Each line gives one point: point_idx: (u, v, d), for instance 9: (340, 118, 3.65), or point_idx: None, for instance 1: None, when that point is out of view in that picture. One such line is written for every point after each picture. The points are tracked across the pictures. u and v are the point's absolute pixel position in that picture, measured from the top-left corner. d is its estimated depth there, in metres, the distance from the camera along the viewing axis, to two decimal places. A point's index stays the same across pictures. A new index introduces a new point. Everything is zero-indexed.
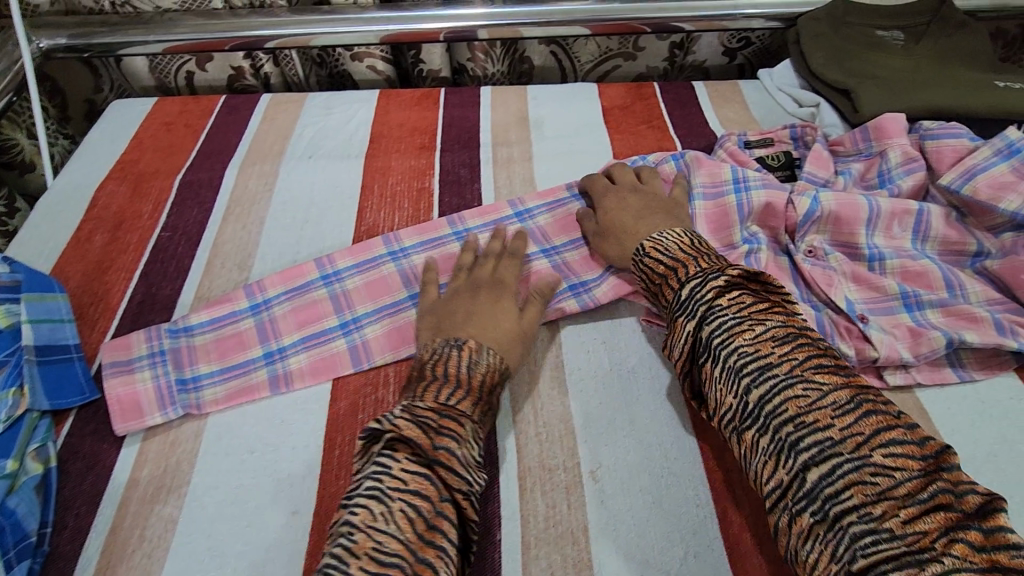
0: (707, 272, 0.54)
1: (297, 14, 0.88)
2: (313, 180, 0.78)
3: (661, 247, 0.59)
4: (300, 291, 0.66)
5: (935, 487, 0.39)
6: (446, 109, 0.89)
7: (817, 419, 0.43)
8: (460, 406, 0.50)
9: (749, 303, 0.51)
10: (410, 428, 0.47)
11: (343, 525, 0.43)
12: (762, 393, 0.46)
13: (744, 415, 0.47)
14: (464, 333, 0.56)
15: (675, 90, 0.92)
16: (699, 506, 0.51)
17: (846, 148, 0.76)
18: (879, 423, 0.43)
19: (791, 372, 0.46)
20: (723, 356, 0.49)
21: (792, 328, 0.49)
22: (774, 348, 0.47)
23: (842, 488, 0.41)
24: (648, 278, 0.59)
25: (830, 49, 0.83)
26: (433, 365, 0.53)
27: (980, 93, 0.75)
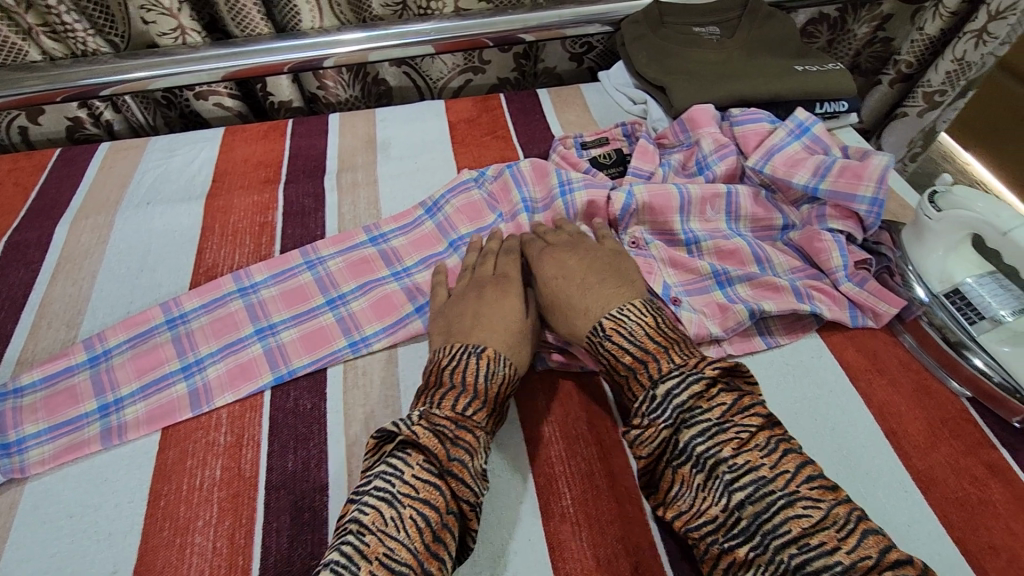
0: (684, 367, 0.48)
1: (127, 60, 0.86)
2: (151, 227, 0.77)
3: (622, 329, 0.52)
4: (144, 337, 0.64)
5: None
6: (293, 140, 0.89)
7: (822, 541, 0.38)
8: (475, 417, 0.50)
9: (730, 404, 0.46)
10: (428, 435, 0.47)
11: (352, 520, 0.43)
12: (758, 510, 0.41)
13: (734, 530, 0.42)
14: (478, 339, 0.56)
15: (520, 99, 0.95)
16: (521, 503, 0.52)
17: (670, 141, 0.81)
18: (879, 540, 0.38)
19: (786, 487, 0.41)
20: (710, 466, 0.44)
21: (772, 432, 0.45)
22: (765, 458, 0.43)
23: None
24: (611, 366, 0.52)
25: (651, 50, 0.88)
26: (449, 371, 0.53)
27: (780, 79, 0.82)
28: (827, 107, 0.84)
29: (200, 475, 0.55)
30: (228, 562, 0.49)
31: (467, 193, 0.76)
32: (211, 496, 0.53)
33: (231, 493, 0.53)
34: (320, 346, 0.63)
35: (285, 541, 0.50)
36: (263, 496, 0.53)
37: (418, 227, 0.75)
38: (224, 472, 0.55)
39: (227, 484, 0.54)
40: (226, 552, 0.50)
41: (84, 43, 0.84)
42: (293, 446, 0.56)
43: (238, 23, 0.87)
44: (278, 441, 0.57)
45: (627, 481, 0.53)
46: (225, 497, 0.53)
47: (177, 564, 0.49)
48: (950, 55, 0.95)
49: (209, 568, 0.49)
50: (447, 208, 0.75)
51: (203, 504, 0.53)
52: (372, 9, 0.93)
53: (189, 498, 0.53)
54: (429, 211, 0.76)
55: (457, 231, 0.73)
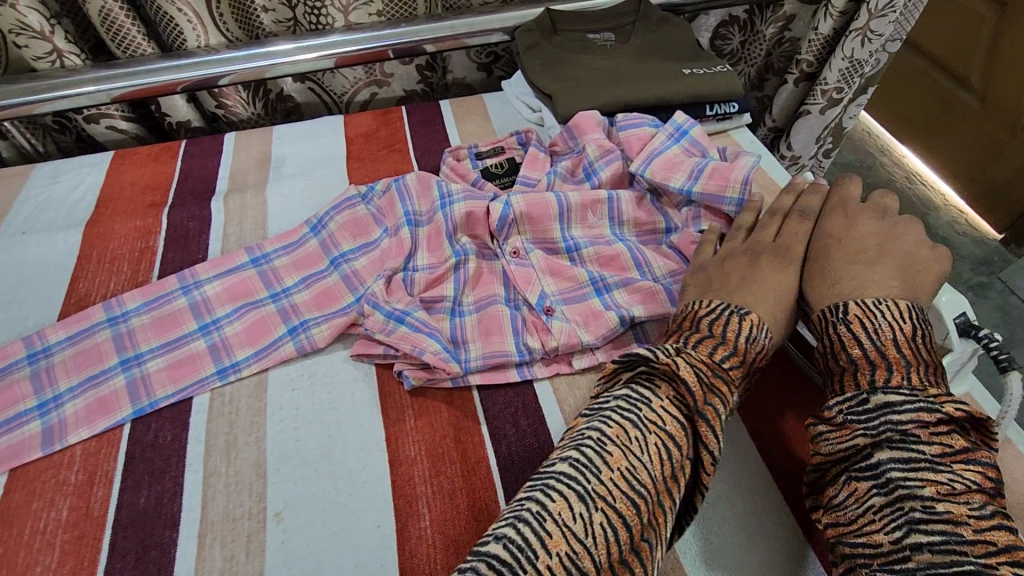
0: (920, 391, 0.43)
1: (3, 86, 0.83)
2: (23, 258, 0.74)
3: (873, 319, 0.48)
4: (2, 373, 0.62)
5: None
6: (185, 161, 0.87)
7: None
8: (731, 374, 0.48)
9: (957, 449, 0.40)
10: (687, 370, 0.46)
11: (596, 428, 0.44)
12: (935, 561, 0.37)
13: (894, 563, 0.38)
14: (741, 302, 0.54)
15: (421, 110, 0.95)
16: (378, 527, 0.51)
17: (561, 148, 0.80)
18: None
19: (982, 558, 0.36)
20: (898, 494, 0.40)
21: (991, 501, 0.39)
22: (971, 518, 0.38)
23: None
24: (836, 346, 0.49)
25: (545, 58, 0.88)
26: (710, 321, 0.51)
27: (666, 83, 0.82)
28: (718, 108, 0.86)
29: (45, 517, 0.52)
30: None
31: (352, 210, 0.75)
32: (54, 539, 0.51)
33: (75, 535, 0.51)
34: (188, 375, 0.61)
35: None
36: (109, 536, 0.51)
37: (301, 246, 0.73)
38: (70, 513, 0.52)
39: (72, 526, 0.52)
40: None
41: None
42: (147, 481, 0.54)
43: (119, 45, 0.85)
44: (132, 476, 0.55)
45: (490, 499, 0.52)
46: (69, 539, 0.51)
47: None
48: (840, 54, 0.97)
49: None
50: (332, 226, 0.74)
51: (44, 548, 0.50)
52: (263, 26, 0.92)
53: (30, 542, 0.51)
54: (314, 229, 0.75)
55: (339, 249, 0.72)
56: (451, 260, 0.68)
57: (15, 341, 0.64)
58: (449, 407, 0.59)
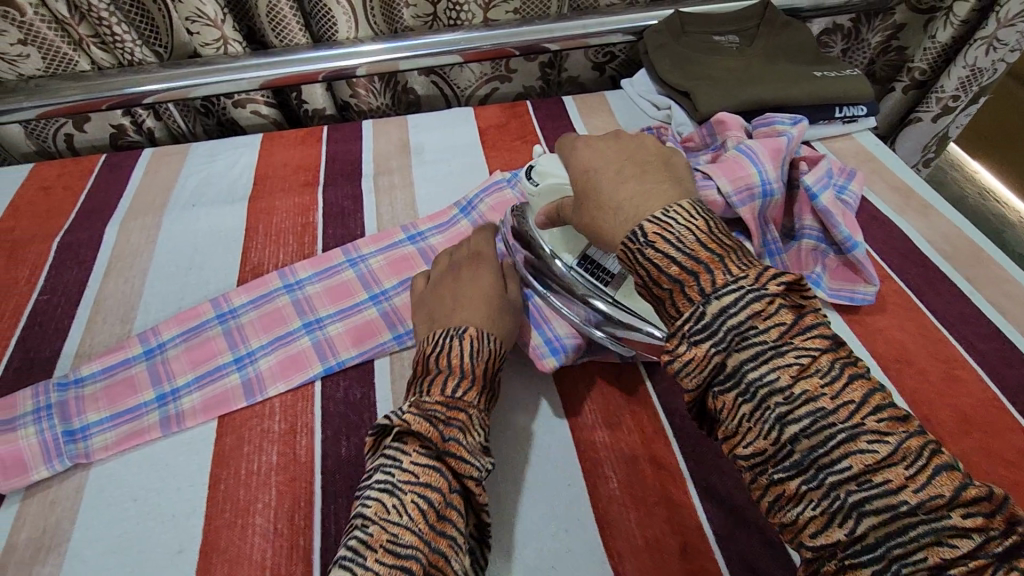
0: (741, 281, 0.40)
1: (170, 69, 0.89)
2: (196, 227, 0.80)
3: (669, 234, 0.43)
4: (196, 330, 0.67)
5: (1014, 542, 0.31)
6: (330, 145, 0.92)
7: (888, 479, 0.33)
8: (466, 397, 0.51)
9: (791, 324, 0.38)
10: (420, 422, 0.47)
11: (357, 517, 0.43)
12: (813, 445, 0.35)
13: (786, 464, 0.36)
14: (458, 322, 0.57)
15: (547, 105, 0.98)
16: (570, 486, 0.54)
17: (696, 143, 0.83)
18: (954, 477, 0.33)
19: (851, 419, 0.35)
20: (761, 396, 0.37)
21: (840, 357, 0.38)
22: (825, 388, 0.36)
23: (934, 565, 0.31)
24: (652, 278, 0.43)
25: (674, 58, 0.91)
26: (434, 358, 0.54)
27: (801, 84, 0.85)
28: (847, 111, 0.88)
29: (257, 460, 0.56)
30: (289, 542, 0.51)
31: (501, 193, 0.79)
32: (270, 480, 0.55)
33: (289, 477, 0.55)
34: (367, 339, 0.66)
35: (343, 522, 0.52)
36: (320, 480, 0.55)
37: (453, 225, 0.77)
38: (280, 458, 0.57)
39: (284, 469, 0.56)
40: (287, 533, 0.52)
41: (132, 53, 0.87)
42: (346, 433, 0.58)
43: (276, 34, 0.91)
44: (331, 428, 0.59)
45: (670, 464, 0.55)
46: (283, 480, 0.55)
47: (239, 544, 0.51)
48: (962, 62, 0.99)
49: (271, 548, 0.51)
50: (482, 207, 0.78)
51: (261, 487, 0.55)
52: (403, 20, 0.96)
53: (248, 480, 0.55)
54: (463, 210, 0.79)
55: None
56: None
57: (210, 299, 0.69)
58: (616, 382, 0.62)
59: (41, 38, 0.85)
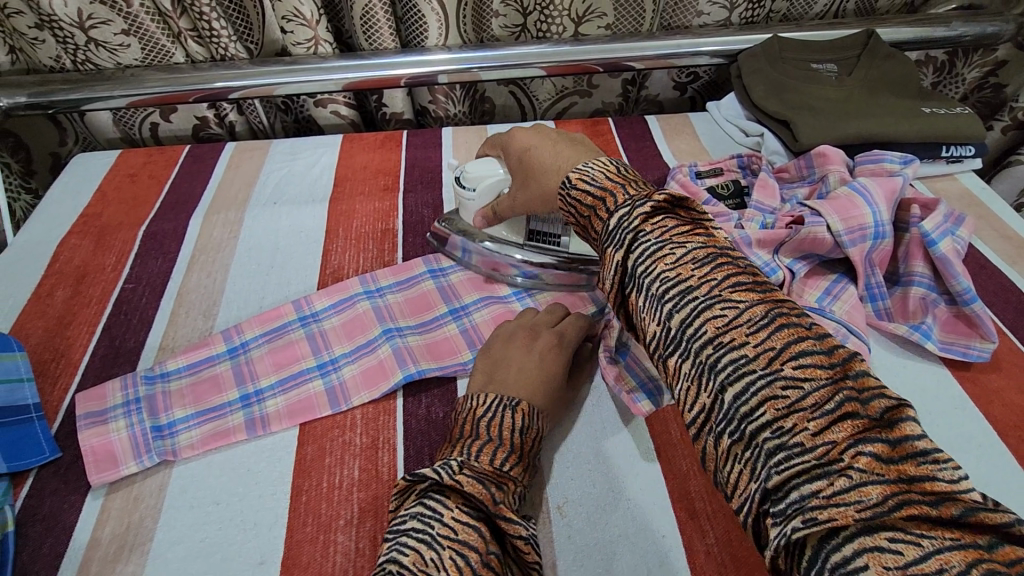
0: (636, 197, 0.45)
1: (258, 65, 0.89)
2: (277, 225, 0.80)
3: (587, 177, 0.49)
4: (278, 332, 0.66)
5: (842, 394, 0.33)
6: (409, 151, 0.91)
7: (731, 339, 0.36)
8: (512, 472, 0.49)
9: (672, 226, 0.42)
10: (474, 482, 0.45)
11: (388, 563, 0.40)
12: (683, 317, 0.39)
13: (668, 342, 0.40)
14: (515, 393, 0.55)
15: (630, 125, 0.96)
16: (665, 537, 0.51)
17: (791, 174, 0.80)
18: (791, 334, 0.35)
19: (709, 292, 0.38)
20: (645, 285, 0.41)
21: (713, 248, 0.41)
22: (694, 271, 0.39)
23: (712, 336, 0.37)
24: (578, 213, 0.50)
25: (769, 83, 0.88)
26: (485, 422, 0.52)
27: (907, 121, 0.81)
28: (953, 151, 0.83)
29: (340, 474, 0.55)
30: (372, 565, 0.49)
31: None
32: (351, 497, 0.53)
33: (371, 495, 0.54)
34: (446, 356, 0.64)
35: None
36: None
37: None
38: (362, 474, 0.55)
39: (366, 486, 0.54)
40: (368, 555, 0.50)
41: (226, 48, 0.89)
42: (429, 452, 0.57)
43: (367, 37, 0.91)
44: (413, 447, 0.57)
45: None
46: (365, 499, 0.53)
47: (321, 562, 0.49)
48: None
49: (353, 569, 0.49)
50: None
51: (343, 503, 0.53)
52: (491, 30, 0.96)
53: (330, 496, 0.54)
54: None
55: None
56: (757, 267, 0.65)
57: (299, 297, 0.69)
58: None
59: (143, 29, 0.87)
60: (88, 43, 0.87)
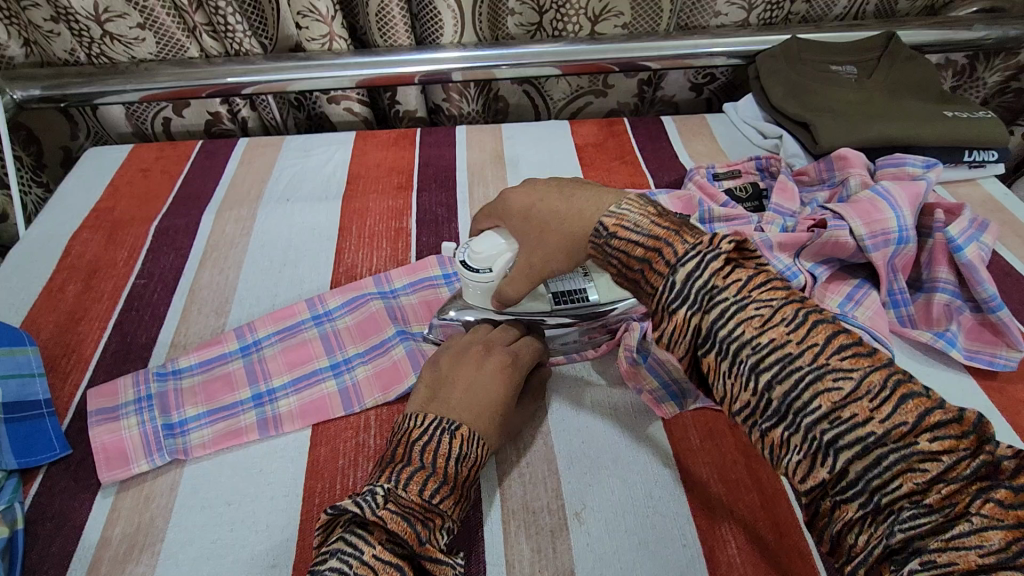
0: (700, 247, 0.41)
1: (272, 61, 0.88)
2: (290, 223, 0.79)
3: (629, 225, 0.46)
4: (292, 331, 0.65)
5: (978, 460, 0.33)
6: (422, 149, 0.90)
7: (854, 413, 0.34)
8: (443, 504, 0.47)
9: (747, 279, 0.40)
10: (395, 521, 0.44)
11: None
12: (786, 389, 0.36)
13: (768, 413, 0.37)
14: (455, 416, 0.52)
15: (646, 126, 0.95)
16: (685, 545, 0.50)
17: (810, 177, 0.79)
18: (918, 406, 0.34)
19: (815, 361, 0.36)
20: (733, 350, 0.38)
21: (800, 303, 0.38)
22: (790, 335, 0.37)
23: (827, 411, 0.35)
24: (621, 264, 0.46)
25: (788, 85, 0.87)
26: (417, 449, 0.49)
27: (930, 125, 0.80)
28: (976, 156, 0.82)
29: (353, 475, 0.54)
30: None
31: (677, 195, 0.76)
32: None
33: None
34: None
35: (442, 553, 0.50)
36: None
37: None
38: None
39: None
40: None
41: (240, 43, 0.88)
42: None
43: (382, 34, 0.90)
44: None
45: (796, 533, 0.51)
46: None
47: None
48: None
49: None
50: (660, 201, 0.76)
51: None
52: (507, 28, 0.95)
53: (342, 498, 0.53)
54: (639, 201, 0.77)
55: None
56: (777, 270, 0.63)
57: (313, 294, 0.68)
58: (731, 436, 0.57)
59: (158, 23, 0.86)
60: (102, 36, 0.87)
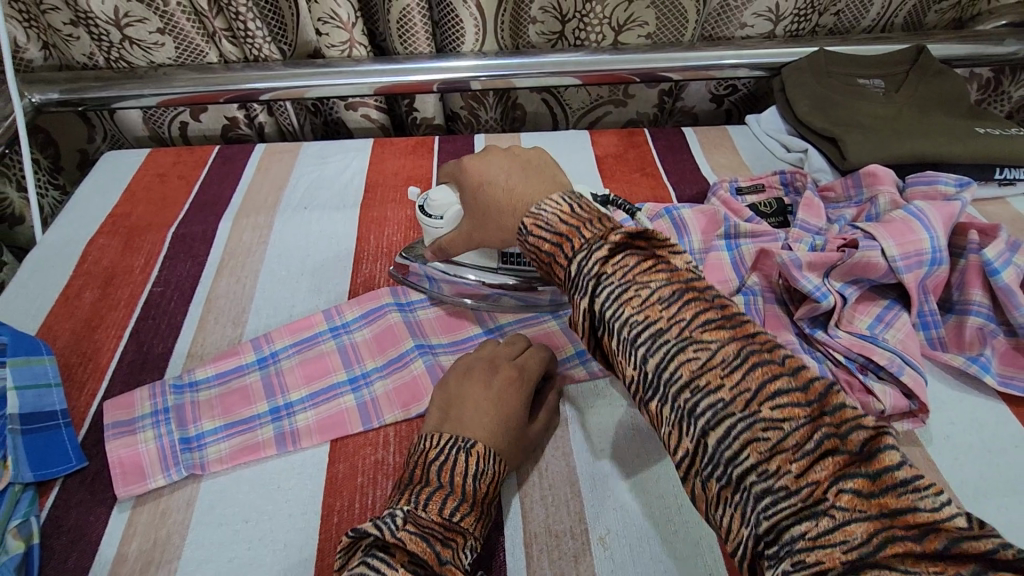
0: (593, 238, 0.43)
1: (292, 67, 0.88)
2: (307, 231, 0.78)
3: (541, 222, 0.47)
4: (309, 342, 0.64)
5: (819, 433, 0.33)
6: (441, 158, 0.90)
7: (708, 382, 0.36)
8: (465, 523, 0.46)
9: (633, 264, 0.41)
10: (416, 537, 0.42)
11: None
12: (657, 362, 0.38)
13: (646, 387, 0.39)
14: (471, 432, 0.51)
15: (666, 137, 0.94)
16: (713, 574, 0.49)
17: (837, 194, 0.77)
18: (765, 373, 0.35)
19: (681, 335, 0.38)
20: (613, 329, 0.40)
21: (678, 284, 0.40)
22: (662, 312, 0.39)
23: (688, 381, 0.37)
24: (538, 259, 0.48)
25: (814, 98, 0.86)
26: (435, 468, 0.48)
27: (960, 142, 0.78)
28: (1007, 174, 0.80)
29: (372, 494, 0.53)
30: None
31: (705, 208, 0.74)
32: None
33: None
34: None
35: None
36: None
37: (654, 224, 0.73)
38: None
39: None
40: None
41: (260, 49, 0.88)
42: None
43: (402, 41, 0.89)
44: None
45: None
46: None
47: None
48: None
49: None
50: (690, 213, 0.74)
51: None
52: (527, 37, 0.94)
53: (361, 519, 0.51)
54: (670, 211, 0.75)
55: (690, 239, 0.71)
56: (806, 287, 0.61)
57: (330, 305, 0.67)
58: None
59: (178, 28, 0.86)
60: (122, 40, 0.86)
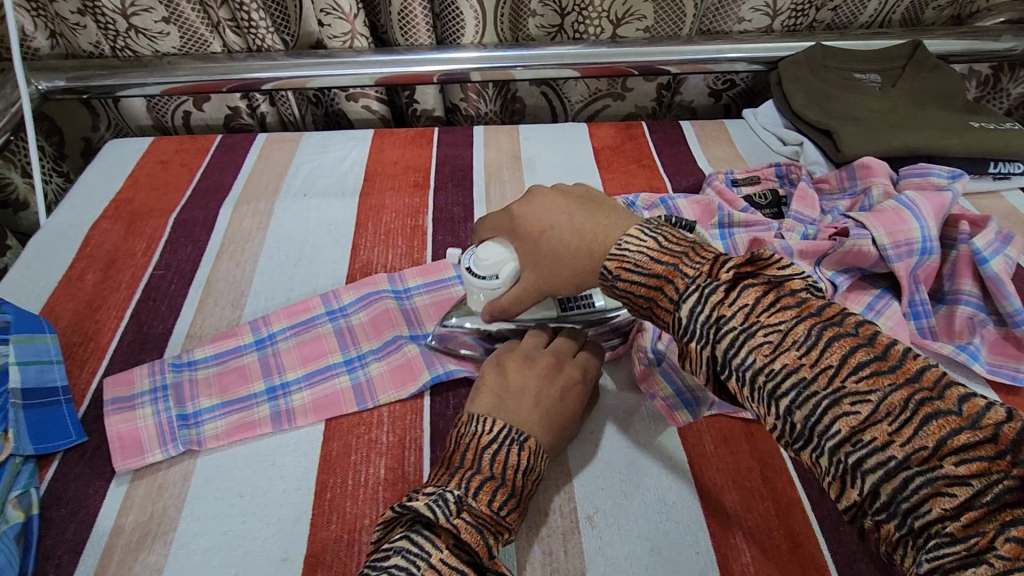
0: (699, 280, 0.41)
1: (293, 57, 0.89)
2: (306, 218, 0.79)
3: (628, 264, 0.45)
4: (307, 325, 0.65)
5: (1001, 486, 0.30)
6: (440, 148, 0.90)
7: (873, 437, 0.33)
8: (512, 516, 0.46)
9: (755, 303, 0.38)
10: (468, 530, 0.43)
11: None
12: (805, 413, 0.35)
13: (791, 437, 0.36)
14: (523, 425, 0.51)
15: (664, 130, 0.95)
16: (699, 553, 0.49)
17: (831, 186, 0.78)
18: (940, 425, 0.32)
19: (829, 383, 0.34)
20: (750, 378, 0.37)
21: (812, 319, 0.37)
22: (803, 358, 0.35)
23: (847, 434, 0.33)
24: (630, 300, 0.45)
25: (810, 92, 0.86)
26: (488, 455, 0.48)
27: (954, 135, 0.79)
28: (1001, 168, 0.81)
29: (365, 472, 0.54)
30: None
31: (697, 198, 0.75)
32: (377, 494, 0.52)
33: (396, 495, 0.52)
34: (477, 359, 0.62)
35: None
36: None
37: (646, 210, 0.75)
38: (388, 472, 0.54)
39: (391, 485, 0.53)
40: None
41: (262, 39, 0.89)
42: None
43: (403, 32, 0.90)
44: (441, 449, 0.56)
45: (812, 544, 0.50)
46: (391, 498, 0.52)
47: (346, 561, 0.48)
48: None
49: None
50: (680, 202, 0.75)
51: (368, 501, 0.52)
52: (527, 29, 0.95)
53: (353, 495, 0.52)
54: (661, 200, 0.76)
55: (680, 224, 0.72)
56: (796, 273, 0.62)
57: (327, 290, 0.68)
58: (747, 444, 0.57)
59: (182, 17, 0.87)
60: (127, 29, 0.88)
